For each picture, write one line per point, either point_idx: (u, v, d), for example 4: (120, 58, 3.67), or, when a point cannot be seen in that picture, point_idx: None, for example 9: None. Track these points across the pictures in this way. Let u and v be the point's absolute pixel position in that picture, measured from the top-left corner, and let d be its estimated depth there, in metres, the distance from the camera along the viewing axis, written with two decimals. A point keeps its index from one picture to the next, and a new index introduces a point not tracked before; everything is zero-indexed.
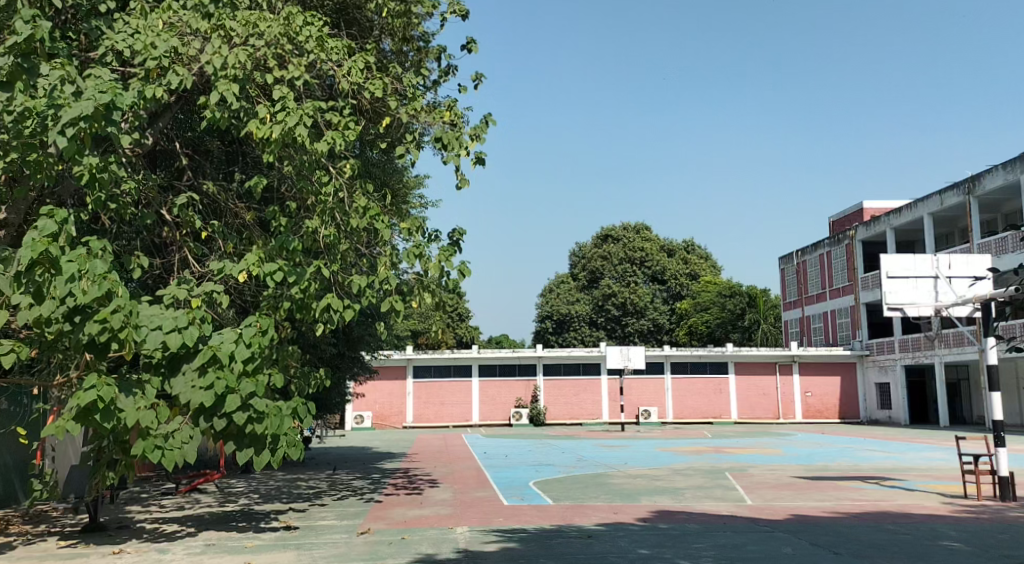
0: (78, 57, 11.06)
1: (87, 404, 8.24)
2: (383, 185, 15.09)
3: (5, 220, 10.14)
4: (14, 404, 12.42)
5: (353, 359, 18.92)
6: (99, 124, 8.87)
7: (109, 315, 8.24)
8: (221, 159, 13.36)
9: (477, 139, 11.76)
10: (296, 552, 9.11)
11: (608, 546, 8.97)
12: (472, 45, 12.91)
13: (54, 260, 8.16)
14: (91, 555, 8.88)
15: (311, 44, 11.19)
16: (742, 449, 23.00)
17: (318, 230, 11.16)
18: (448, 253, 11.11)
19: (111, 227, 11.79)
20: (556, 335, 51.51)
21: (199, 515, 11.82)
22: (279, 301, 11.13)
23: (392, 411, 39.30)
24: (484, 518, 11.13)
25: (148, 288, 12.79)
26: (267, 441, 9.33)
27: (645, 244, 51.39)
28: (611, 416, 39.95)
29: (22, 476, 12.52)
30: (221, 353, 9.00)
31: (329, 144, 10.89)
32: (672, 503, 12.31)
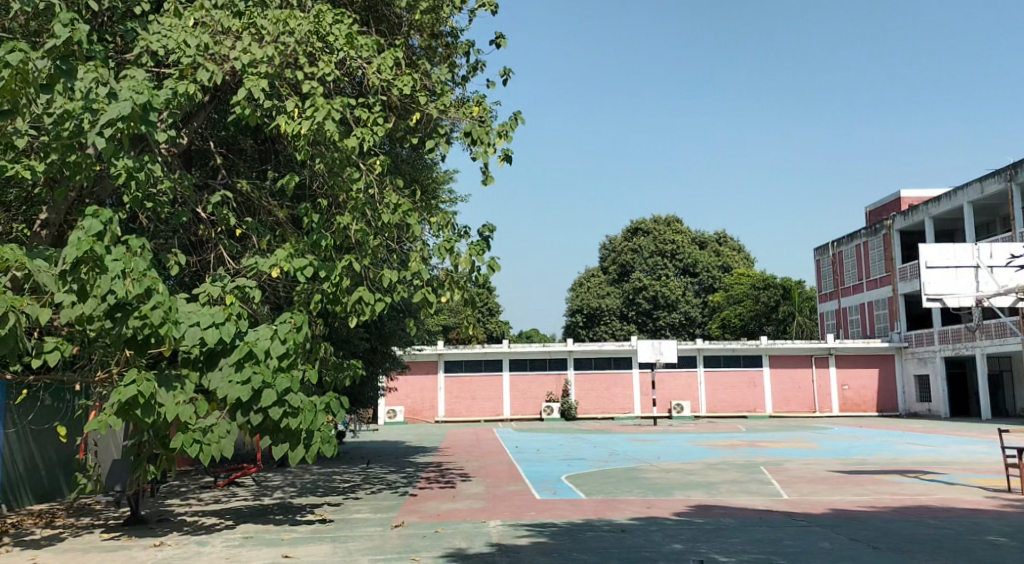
0: (115, 58, 11.23)
1: (128, 399, 8.40)
2: (414, 181, 15.19)
3: (46, 220, 10.27)
4: (58, 400, 12.69)
5: (386, 354, 19.07)
6: (135, 124, 9.00)
7: (149, 311, 8.38)
8: (255, 157, 13.51)
9: (505, 136, 11.76)
10: (331, 545, 9.20)
11: (643, 541, 8.94)
12: (500, 40, 12.91)
13: (99, 258, 8.32)
14: (133, 547, 9.04)
15: (342, 41, 11.13)
16: (776, 442, 22.83)
17: (349, 227, 11.25)
18: (479, 248, 11.13)
19: (148, 226, 11.98)
20: (587, 329, 51.28)
21: (237, 507, 12.00)
22: (312, 296, 11.22)
23: (423, 405, 39.65)
24: (517, 512, 11.15)
25: (185, 285, 13.00)
26: (302, 436, 9.41)
27: (676, 237, 51.02)
28: (643, 410, 40.00)
29: (66, 470, 12.80)
30: (257, 348, 9.17)
31: (359, 140, 11.06)
32: (706, 497, 12.25)
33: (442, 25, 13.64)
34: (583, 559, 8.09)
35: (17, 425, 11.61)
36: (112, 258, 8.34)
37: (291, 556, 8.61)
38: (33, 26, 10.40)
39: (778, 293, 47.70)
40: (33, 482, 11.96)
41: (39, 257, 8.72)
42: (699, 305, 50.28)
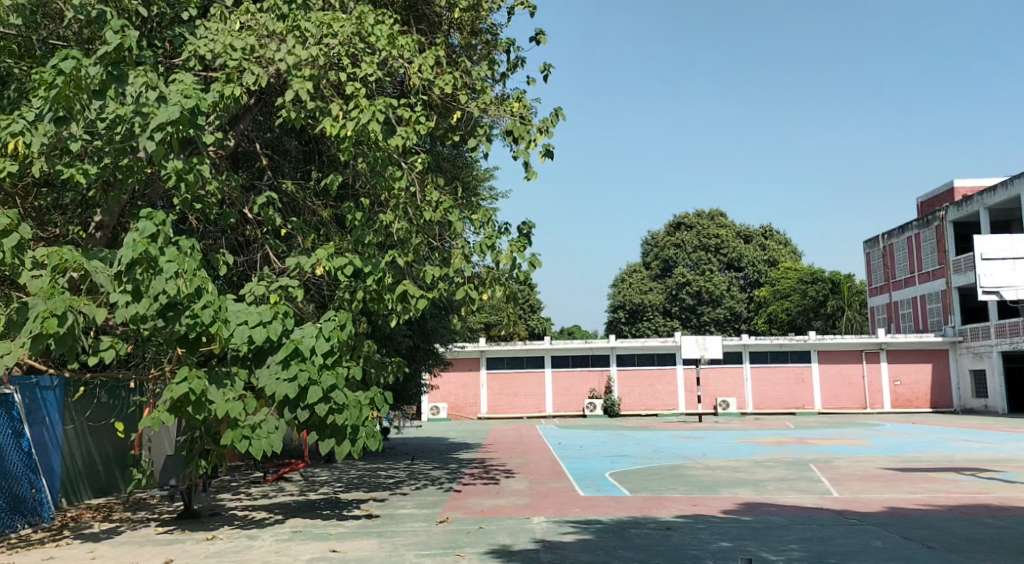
0: (163, 63, 11.44)
1: (179, 397, 8.61)
2: (455, 178, 15.28)
3: (101, 222, 10.59)
4: (113, 398, 13.04)
5: (428, 351, 19.28)
6: (184, 128, 9.19)
7: (200, 311, 8.64)
8: (299, 158, 13.68)
9: (546, 132, 11.77)
10: (378, 540, 9.31)
11: (688, 539, 8.89)
12: (541, 36, 12.91)
13: (153, 259, 8.51)
14: (187, 541, 9.24)
15: (383, 42, 11.31)
16: (825, 439, 22.49)
17: (392, 225, 11.37)
18: (520, 244, 11.16)
19: (197, 227, 12.24)
20: (629, 325, 50.93)
21: (285, 502, 12.19)
22: (355, 294, 11.37)
23: (466, 402, 39.85)
24: (561, 509, 11.14)
25: (233, 285, 13.22)
26: (347, 432, 9.56)
27: (720, 231, 50.49)
28: (688, 407, 39.74)
29: (121, 466, 13.15)
30: (302, 346, 9.25)
31: (402, 140, 11.17)
32: (754, 495, 12.12)
33: (482, 22, 13.69)
34: (630, 556, 8.08)
35: (75, 422, 11.95)
36: (166, 259, 8.53)
37: (339, 550, 8.74)
38: (86, 33, 10.67)
39: (827, 288, 47.03)
40: (91, 477, 12.31)
41: (96, 259, 8.94)
42: (744, 300, 49.71)
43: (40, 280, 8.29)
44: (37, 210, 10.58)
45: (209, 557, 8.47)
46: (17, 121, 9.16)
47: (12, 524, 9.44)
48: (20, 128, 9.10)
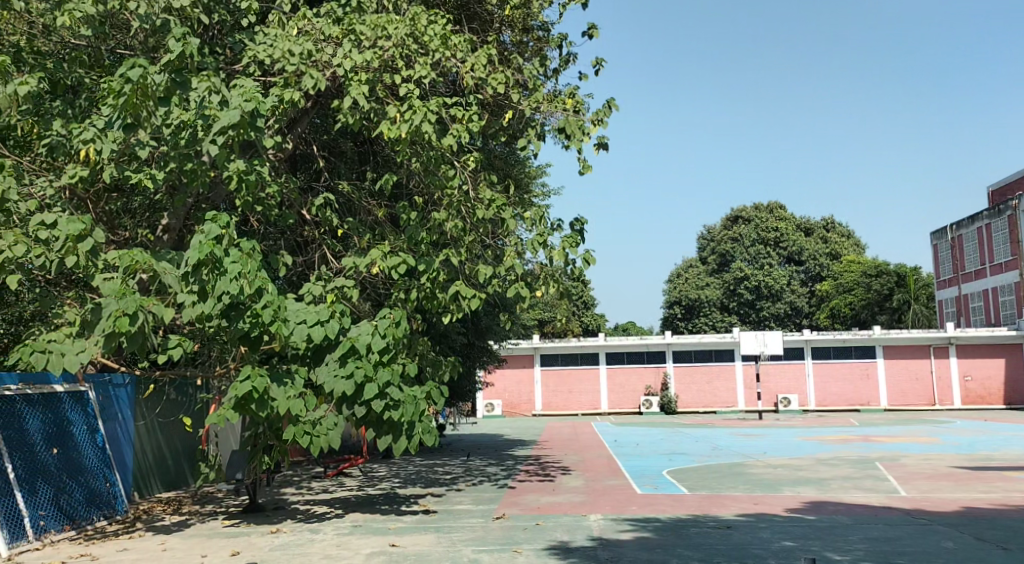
0: (225, 69, 11.71)
1: (243, 395, 8.82)
2: (507, 175, 15.38)
3: (168, 225, 11.04)
4: (181, 395, 13.50)
5: (483, 348, 19.46)
6: (245, 131, 9.41)
7: (260, 311, 8.87)
8: (354, 159, 13.89)
9: (600, 123, 11.77)
10: (436, 535, 9.44)
11: (749, 538, 8.81)
12: (593, 31, 12.90)
13: (218, 260, 8.76)
14: (252, 533, 9.51)
15: (437, 43, 11.37)
16: (891, 438, 21.93)
17: (446, 223, 11.50)
18: (572, 240, 11.18)
19: (259, 228, 12.56)
20: (685, 321, 50.45)
21: (346, 497, 12.43)
22: (409, 292, 11.56)
23: (520, 399, 40.06)
24: (617, 506, 11.13)
25: (292, 285, 13.46)
26: (404, 428, 9.69)
27: (779, 225, 49.72)
28: (747, 403, 39.30)
29: (189, 461, 13.57)
30: (359, 344, 9.49)
31: (454, 138, 11.25)
32: (816, 494, 11.93)
33: (534, 19, 13.77)
34: (690, 555, 8.05)
35: (146, 418, 12.38)
36: (230, 260, 8.76)
37: (398, 545, 8.88)
38: (152, 42, 11.04)
39: (892, 281, 46.02)
40: (162, 471, 12.72)
41: (164, 260, 9.28)
42: (805, 294, 48.84)
43: (113, 281, 8.62)
44: (108, 215, 10.96)
45: (274, 549, 8.70)
46: (88, 129, 9.52)
47: (89, 516, 9.81)
48: (91, 136, 9.46)
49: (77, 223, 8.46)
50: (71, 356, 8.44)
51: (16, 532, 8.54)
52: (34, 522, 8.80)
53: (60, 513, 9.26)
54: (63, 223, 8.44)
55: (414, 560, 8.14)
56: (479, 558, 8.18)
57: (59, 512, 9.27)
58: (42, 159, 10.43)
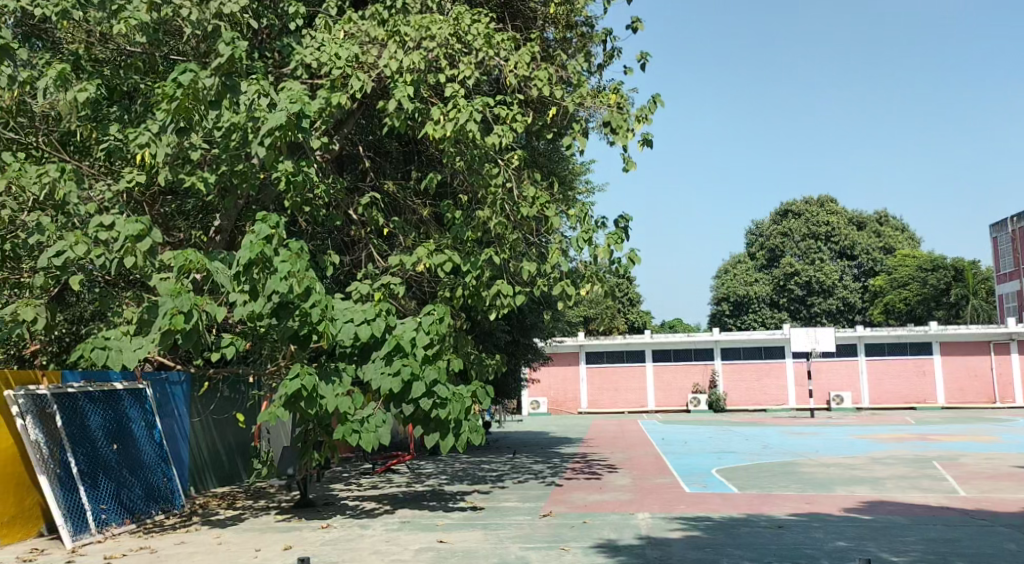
0: (274, 72, 11.90)
1: (293, 392, 8.98)
2: (551, 172, 15.40)
3: (220, 227, 11.30)
4: (234, 392, 13.79)
5: (528, 346, 19.47)
6: (291, 132, 9.54)
7: (309, 310, 9.02)
8: (399, 159, 14.01)
9: (645, 119, 11.71)
10: (483, 532, 9.51)
11: (801, 538, 8.70)
12: (638, 24, 12.83)
13: (268, 259, 8.94)
14: (304, 528, 9.68)
15: (480, 42, 11.42)
16: (949, 436, 21.38)
17: (489, 221, 11.58)
18: (617, 238, 11.15)
19: (307, 229, 12.76)
20: (734, 317, 49.87)
21: (394, 493, 12.57)
22: (454, 290, 11.66)
23: (566, 396, 40.07)
24: (666, 505, 11.08)
25: (340, 284, 13.60)
26: (451, 426, 9.72)
27: (830, 219, 48.85)
28: (798, 402, 38.49)
29: (243, 456, 13.87)
30: (404, 341, 9.60)
31: (498, 138, 11.29)
32: (871, 494, 11.71)
33: (578, 14, 13.73)
34: (740, 555, 7.98)
35: (201, 415, 12.67)
36: (280, 260, 8.92)
37: (446, 541, 8.97)
38: (203, 47, 11.21)
39: (949, 275, 44.97)
40: (217, 467, 13.01)
41: (217, 260, 9.49)
42: (858, 289, 47.86)
43: (169, 280, 8.86)
44: (163, 217, 11.26)
45: (325, 544, 8.84)
46: (143, 133, 9.79)
47: (148, 510, 10.08)
48: (146, 140, 9.72)
49: (135, 224, 8.69)
50: (129, 353, 8.71)
51: (79, 524, 8.81)
52: (96, 516, 9.06)
53: (120, 508, 9.53)
54: (122, 224, 8.69)
55: (463, 556, 8.22)
56: (527, 556, 8.22)
57: (119, 506, 9.53)
58: (100, 163, 10.75)
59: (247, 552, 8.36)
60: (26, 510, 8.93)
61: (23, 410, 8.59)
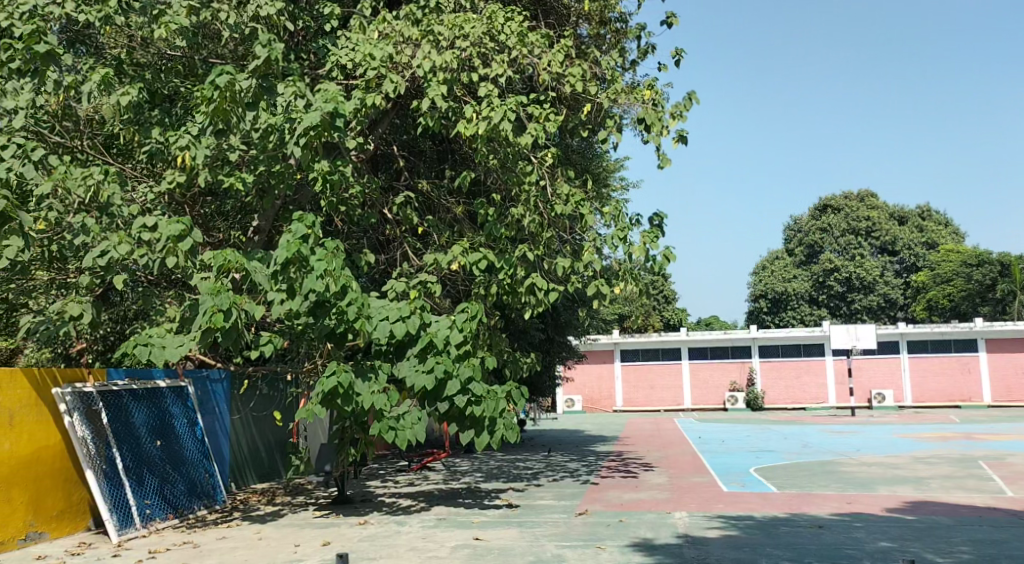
0: (310, 73, 12.05)
1: (330, 389, 9.09)
2: (585, 170, 15.36)
3: (258, 227, 11.48)
4: (273, 390, 13.99)
5: (562, 344, 19.46)
6: (326, 132, 9.62)
7: (345, 308, 9.13)
8: (433, 158, 14.11)
9: (679, 117, 11.63)
10: (519, 530, 9.52)
11: (843, 538, 8.59)
12: (673, 20, 12.75)
13: (304, 258, 9.05)
14: (342, 524, 9.80)
15: (513, 40, 11.45)
16: (997, 437, 20.64)
17: (523, 218, 11.59)
18: (652, 235, 11.11)
19: (343, 229, 12.88)
20: (772, 314, 49.39)
21: (430, 491, 12.64)
22: (488, 288, 11.69)
23: (601, 394, 40.06)
24: (703, 504, 11.02)
25: (375, 283, 13.71)
26: (486, 423, 9.75)
27: (870, 214, 48.10)
28: (838, 399, 38.01)
29: (281, 453, 14.05)
30: (438, 339, 9.65)
31: (532, 137, 11.29)
32: (915, 494, 11.51)
33: (612, 11, 13.66)
34: (780, 554, 7.91)
35: (241, 412, 12.85)
36: (316, 258, 9.01)
37: (482, 538, 9.01)
38: (240, 49, 11.36)
39: (995, 271, 43.58)
40: (257, 464, 13.22)
41: (255, 259, 9.61)
42: (900, 285, 47.01)
43: (209, 280, 8.99)
44: (203, 217, 11.47)
45: (362, 540, 8.92)
46: (183, 136, 9.95)
47: (191, 506, 10.25)
48: (186, 143, 9.86)
49: (177, 224, 8.88)
50: (171, 350, 8.84)
51: (125, 519, 8.98)
52: (141, 511, 9.24)
53: (164, 503, 9.71)
54: (164, 224, 8.88)
55: (499, 554, 8.24)
56: (563, 554, 8.22)
57: (163, 501, 9.71)
58: (143, 166, 10.98)
59: (286, 548, 8.48)
60: (75, 504, 9.16)
61: (70, 407, 8.83)
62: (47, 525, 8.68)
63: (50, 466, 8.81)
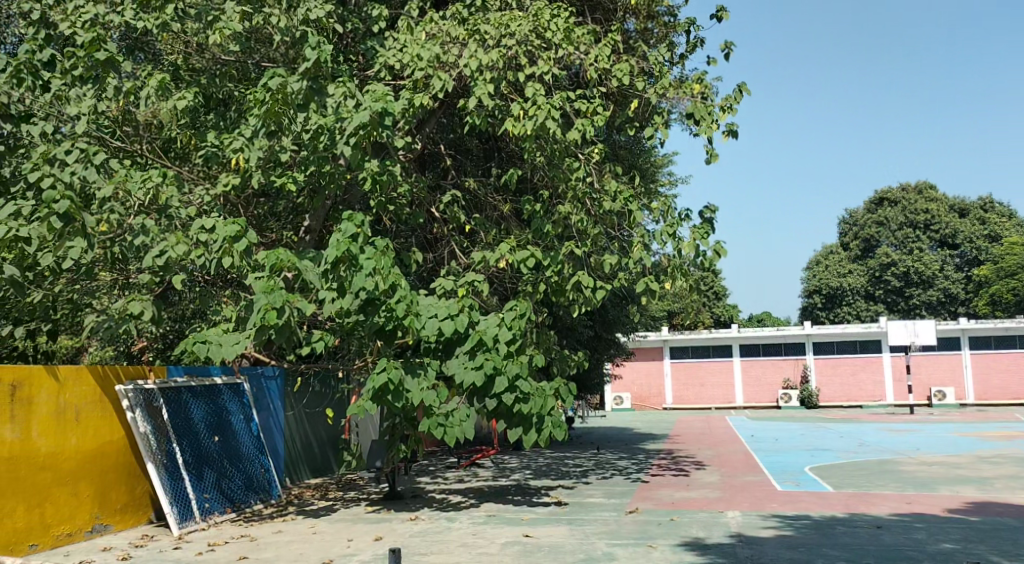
0: (359, 75, 12.21)
1: (380, 386, 9.19)
2: (633, 166, 15.29)
3: (309, 228, 11.72)
4: (325, 387, 14.22)
5: (610, 341, 19.40)
6: (374, 132, 9.71)
7: (394, 306, 9.25)
8: (480, 156, 14.16)
9: (730, 110, 11.51)
10: (569, 528, 9.52)
11: (902, 539, 8.43)
12: (723, 13, 12.61)
13: (354, 257, 9.18)
14: (393, 520, 9.92)
15: (560, 37, 11.43)
16: None
17: (570, 216, 11.55)
18: (703, 231, 11.01)
19: (392, 228, 13.03)
20: (826, 311, 48.53)
21: (480, 488, 12.71)
22: (536, 285, 11.69)
23: (650, 392, 39.92)
24: (756, 503, 10.90)
25: (423, 281, 13.83)
26: (534, 421, 9.78)
27: (929, 206, 46.90)
28: (896, 397, 37.23)
29: (334, 449, 14.26)
30: (486, 336, 9.65)
31: (579, 133, 11.24)
32: (978, 494, 11.22)
33: (659, 5, 13.69)
34: (837, 555, 7.79)
35: (294, 409, 13.06)
36: (365, 257, 9.13)
37: (531, 535, 9.04)
38: (290, 53, 11.53)
39: None
40: (310, 459, 13.45)
41: (307, 258, 9.78)
42: (961, 279, 45.65)
43: (263, 279, 9.14)
44: (257, 218, 11.69)
45: (413, 536, 9.03)
46: (237, 138, 10.16)
47: (247, 500, 10.48)
48: (240, 145, 10.06)
49: (233, 225, 9.07)
50: (228, 347, 9.02)
51: (185, 513, 9.21)
52: (200, 505, 9.47)
53: (222, 497, 9.94)
54: (221, 225, 9.08)
55: (549, 551, 8.25)
56: (614, 552, 8.21)
57: (221, 495, 9.95)
58: (199, 169, 11.22)
59: (339, 542, 8.61)
60: (138, 498, 9.43)
61: (132, 403, 9.08)
62: (111, 518, 8.95)
63: (114, 461, 9.09)
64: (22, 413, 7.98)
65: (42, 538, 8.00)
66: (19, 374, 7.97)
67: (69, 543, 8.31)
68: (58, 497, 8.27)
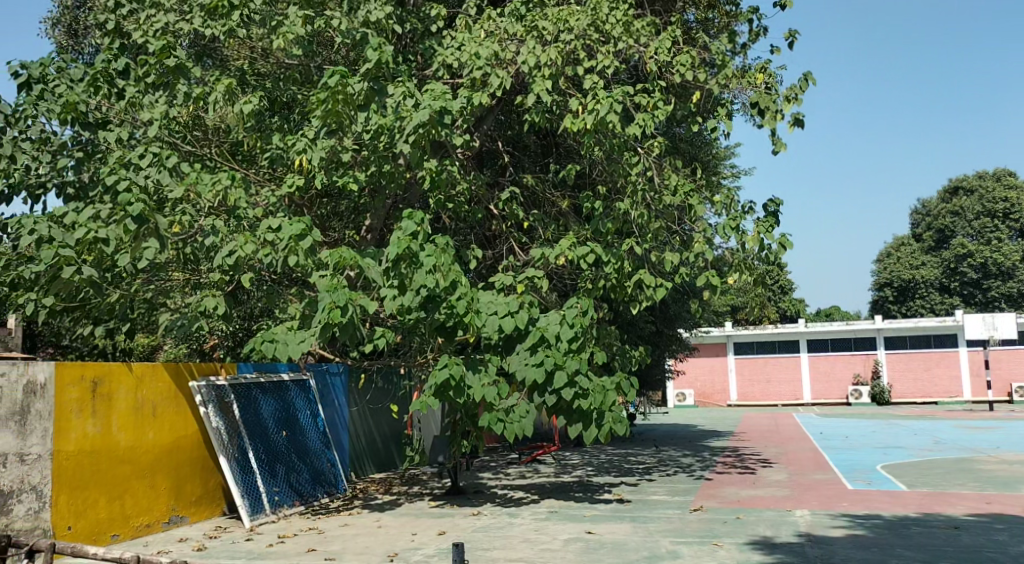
0: (418, 74, 12.33)
1: (442, 381, 9.32)
2: (694, 158, 15.10)
3: (370, 227, 11.91)
4: (388, 383, 14.43)
5: (673, 336, 19.20)
6: (433, 130, 9.77)
7: (455, 302, 9.24)
8: (538, 152, 14.17)
9: (795, 99, 11.26)
10: (632, 525, 9.47)
11: (981, 540, 8.15)
12: (787, 1, 12.35)
13: (414, 254, 9.29)
14: (456, 515, 10.02)
15: (619, 30, 11.34)
16: None
17: (629, 212, 11.44)
18: (768, 224, 10.80)
19: (452, 226, 13.15)
20: (898, 304, 47.16)
21: (542, 484, 12.72)
22: (596, 281, 11.63)
23: (714, 389, 39.32)
24: (826, 502, 10.66)
25: (482, 277, 13.83)
26: (594, 416, 9.74)
27: (1009, 194, 44.90)
28: (974, 394, 36.06)
29: (397, 444, 14.46)
30: (548, 333, 9.67)
31: (639, 127, 11.08)
32: None
33: None
34: (912, 556, 7.57)
35: (358, 405, 13.28)
36: (426, 254, 9.23)
37: (594, 532, 9.02)
38: (352, 55, 11.69)
39: None
40: (374, 454, 13.67)
41: (368, 257, 9.92)
42: None
43: (327, 278, 9.31)
44: (320, 218, 11.92)
45: (476, 531, 9.10)
46: (300, 140, 10.33)
47: (315, 493, 10.72)
48: (303, 147, 10.23)
49: (298, 224, 9.27)
50: (294, 345, 9.22)
51: (256, 505, 9.46)
52: (270, 498, 9.70)
53: (291, 490, 10.18)
54: (286, 225, 9.26)
55: (613, 548, 8.22)
56: (679, 550, 8.14)
57: (290, 488, 10.20)
58: (265, 170, 11.46)
59: (404, 536, 8.73)
60: (211, 491, 9.72)
61: (205, 399, 9.34)
62: (187, 510, 9.25)
63: (188, 455, 9.38)
64: (102, 408, 8.27)
65: (123, 529, 8.31)
66: (99, 372, 8.27)
67: (147, 534, 8.61)
68: (137, 490, 8.57)
